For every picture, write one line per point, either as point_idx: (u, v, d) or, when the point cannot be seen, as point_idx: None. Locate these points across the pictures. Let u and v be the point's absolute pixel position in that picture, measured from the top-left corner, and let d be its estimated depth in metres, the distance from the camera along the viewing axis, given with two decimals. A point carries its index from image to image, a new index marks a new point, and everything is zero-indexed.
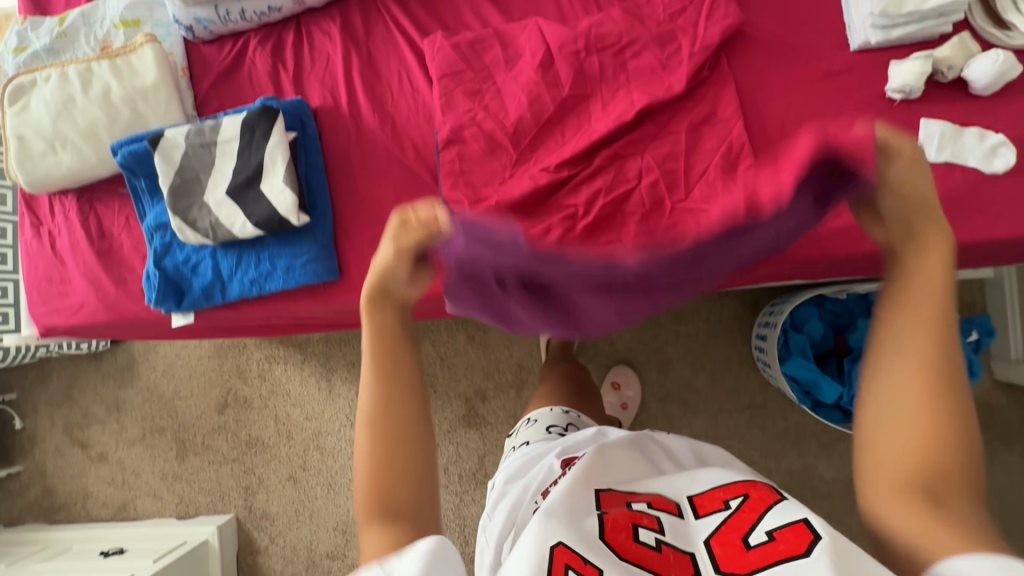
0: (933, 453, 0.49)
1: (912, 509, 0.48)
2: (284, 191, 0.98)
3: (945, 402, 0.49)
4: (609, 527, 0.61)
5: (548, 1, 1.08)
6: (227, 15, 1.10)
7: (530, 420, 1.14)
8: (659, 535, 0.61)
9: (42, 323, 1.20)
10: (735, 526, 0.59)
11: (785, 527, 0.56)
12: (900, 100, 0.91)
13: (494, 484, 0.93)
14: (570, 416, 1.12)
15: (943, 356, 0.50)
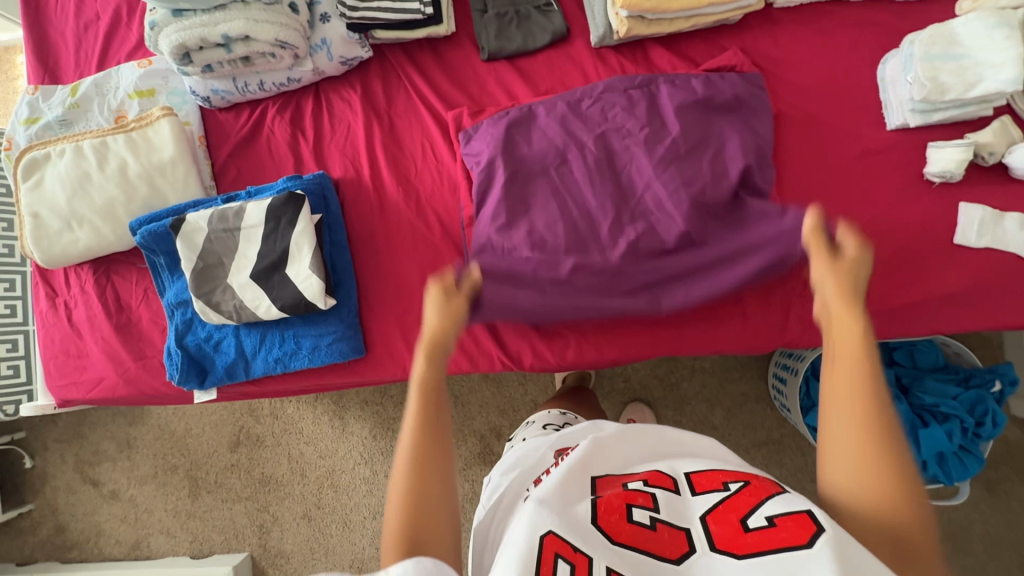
0: (897, 519, 0.50)
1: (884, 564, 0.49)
2: (311, 277, 0.96)
3: (891, 445, 0.52)
4: (602, 509, 0.61)
5: (574, 67, 1.05)
6: (245, 87, 1.08)
7: (526, 422, 1.11)
8: (653, 514, 0.60)
9: (60, 396, 1.19)
10: (732, 507, 0.58)
11: (787, 516, 0.54)
12: (940, 182, 0.90)
13: (488, 477, 0.87)
14: (566, 417, 1.12)
15: (880, 400, 0.54)
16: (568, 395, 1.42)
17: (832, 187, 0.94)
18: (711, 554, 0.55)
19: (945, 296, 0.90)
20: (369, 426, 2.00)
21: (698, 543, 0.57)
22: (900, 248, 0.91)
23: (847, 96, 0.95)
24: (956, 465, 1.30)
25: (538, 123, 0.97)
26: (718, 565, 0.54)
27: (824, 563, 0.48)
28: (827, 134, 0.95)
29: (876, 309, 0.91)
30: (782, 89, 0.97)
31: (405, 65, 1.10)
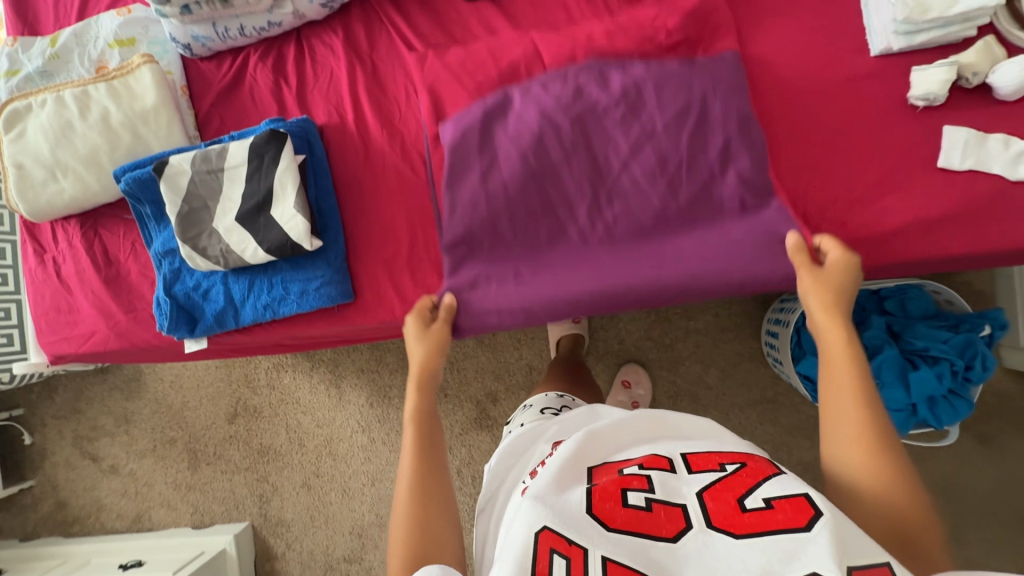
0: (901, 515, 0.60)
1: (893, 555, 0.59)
2: (295, 217, 0.95)
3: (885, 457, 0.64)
4: (597, 497, 0.63)
5: (556, 6, 1.03)
6: (225, 32, 1.07)
7: (524, 406, 1.14)
8: (649, 494, 0.63)
9: (53, 352, 1.19)
10: (730, 487, 0.62)
11: (784, 499, 0.58)
12: (924, 107, 0.90)
13: (489, 467, 0.89)
14: (564, 399, 1.12)
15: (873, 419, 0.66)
16: (566, 366, 1.45)
17: (817, 115, 0.93)
18: (708, 531, 0.58)
19: (929, 221, 0.90)
20: (365, 395, 2.01)
21: (695, 519, 0.59)
22: (883, 174, 0.91)
23: (834, 22, 0.94)
24: (945, 409, 1.31)
25: (514, 108, 0.97)
26: (716, 541, 0.57)
27: (822, 541, 0.53)
28: (813, 62, 0.94)
29: (860, 236, 0.91)
30: (767, 19, 0.96)
31: (387, 7, 1.08)
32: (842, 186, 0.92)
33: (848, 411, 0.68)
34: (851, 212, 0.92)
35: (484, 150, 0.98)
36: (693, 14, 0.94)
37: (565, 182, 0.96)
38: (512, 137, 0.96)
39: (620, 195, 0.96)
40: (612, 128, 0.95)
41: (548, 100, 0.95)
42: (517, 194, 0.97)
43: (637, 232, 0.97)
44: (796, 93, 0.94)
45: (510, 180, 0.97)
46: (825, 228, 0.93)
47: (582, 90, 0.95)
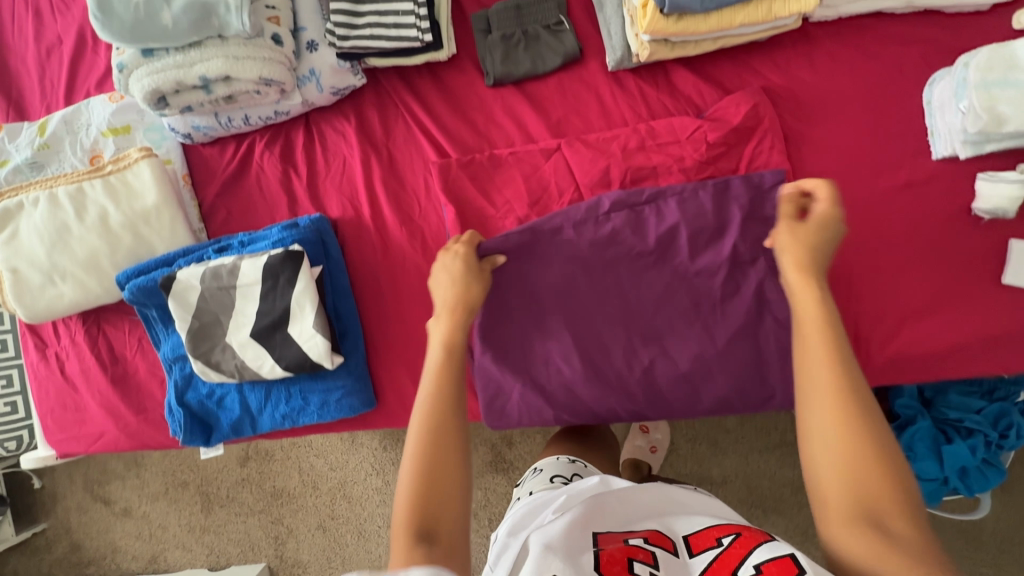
0: (869, 490, 0.56)
1: (861, 536, 0.54)
2: (315, 337, 0.89)
3: (859, 423, 0.59)
4: (604, 560, 0.66)
5: (587, 92, 0.95)
6: (229, 122, 0.99)
7: (535, 469, 1.01)
8: (653, 570, 0.65)
9: (62, 450, 1.15)
10: (725, 562, 0.64)
11: (772, 561, 0.60)
12: (988, 218, 0.83)
13: (495, 535, 0.78)
14: (576, 466, 1.00)
15: (848, 382, 0.61)
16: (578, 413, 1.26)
17: (874, 221, 0.87)
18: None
19: (990, 338, 0.84)
20: (377, 439, 1.96)
21: None
22: (943, 286, 0.85)
23: (891, 120, 0.87)
24: (978, 479, 1.24)
25: (541, 242, 0.90)
26: None
27: None
28: (868, 164, 0.87)
29: (917, 352, 0.86)
30: (818, 114, 0.89)
31: (402, 91, 1.00)
32: (898, 298, 0.87)
33: (820, 376, 0.62)
34: (906, 325, 0.86)
35: (512, 290, 0.92)
36: (741, 113, 0.87)
37: (594, 321, 0.92)
38: (541, 278, 0.91)
39: (660, 336, 0.91)
40: (646, 272, 0.90)
41: (578, 242, 0.90)
42: (551, 340, 0.93)
43: (676, 378, 0.91)
44: (850, 197, 0.88)
45: (536, 314, 0.92)
46: (879, 341, 0.87)
47: (613, 226, 0.89)
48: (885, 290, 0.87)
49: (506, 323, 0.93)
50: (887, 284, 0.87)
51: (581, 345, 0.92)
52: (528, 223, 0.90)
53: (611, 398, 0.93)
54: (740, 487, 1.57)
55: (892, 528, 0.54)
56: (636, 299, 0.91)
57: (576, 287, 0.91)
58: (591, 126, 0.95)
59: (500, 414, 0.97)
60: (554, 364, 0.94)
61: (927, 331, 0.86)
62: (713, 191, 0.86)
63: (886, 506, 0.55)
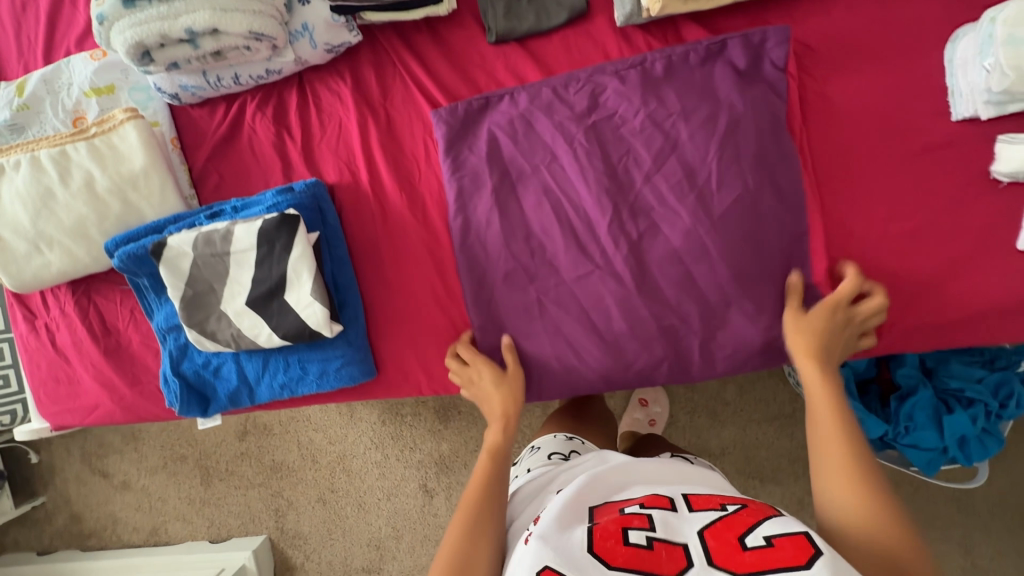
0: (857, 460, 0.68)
1: (852, 485, 0.65)
2: (314, 305, 0.87)
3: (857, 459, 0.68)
4: (597, 536, 0.61)
5: (595, 51, 0.92)
6: (218, 81, 0.94)
7: (533, 448, 1.00)
8: (650, 533, 0.61)
9: (56, 422, 1.13)
10: (731, 526, 0.60)
11: (785, 537, 0.57)
12: (1007, 181, 0.81)
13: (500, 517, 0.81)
14: (574, 444, 0.99)
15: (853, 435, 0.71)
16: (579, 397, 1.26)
17: (890, 187, 0.85)
18: (709, 569, 0.56)
19: (1002, 307, 0.83)
20: (376, 413, 1.93)
21: (696, 556, 0.57)
22: (958, 254, 0.83)
23: (910, 80, 0.84)
24: (977, 448, 1.24)
25: (518, 111, 0.91)
26: None
27: None
28: (885, 126, 0.85)
29: (928, 319, 0.85)
30: (832, 72, 0.86)
31: (400, 48, 0.96)
32: (911, 264, 0.85)
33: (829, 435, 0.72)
34: (917, 293, 0.85)
35: (492, 164, 0.92)
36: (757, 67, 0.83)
37: (580, 195, 0.89)
38: (516, 143, 0.91)
39: (644, 211, 0.88)
40: (630, 136, 0.88)
41: (557, 111, 0.90)
42: (534, 220, 0.91)
43: (668, 259, 0.88)
44: (864, 161, 0.85)
45: (517, 186, 0.92)
46: (889, 309, 0.86)
47: (592, 92, 0.89)
48: (898, 256, 0.85)
49: (488, 200, 0.92)
50: (900, 250, 0.85)
51: (568, 222, 0.90)
52: (505, 90, 0.92)
53: (609, 292, 0.89)
54: (737, 458, 1.56)
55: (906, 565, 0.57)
56: (627, 167, 0.88)
57: (561, 160, 0.90)
58: None
59: (492, 303, 0.94)
60: (541, 251, 0.91)
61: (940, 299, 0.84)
62: (705, 50, 0.87)
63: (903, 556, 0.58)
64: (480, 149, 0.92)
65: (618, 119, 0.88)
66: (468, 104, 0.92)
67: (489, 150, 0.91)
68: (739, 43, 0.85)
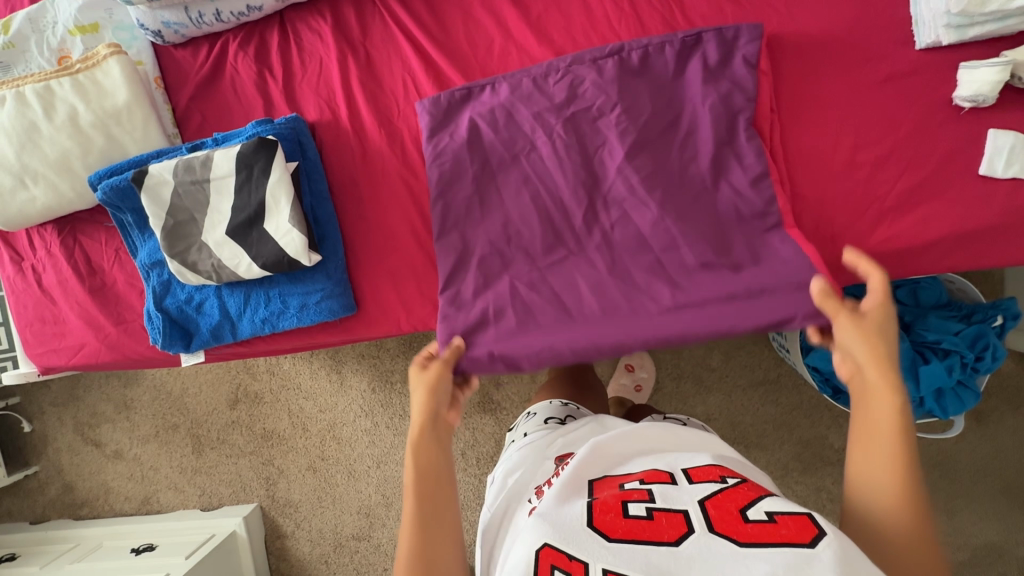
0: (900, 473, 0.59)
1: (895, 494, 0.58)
2: (291, 232, 0.89)
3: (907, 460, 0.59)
4: (597, 510, 0.61)
5: None
6: (199, 17, 0.96)
7: (529, 413, 0.98)
8: (650, 505, 0.60)
9: (42, 363, 1.15)
10: (731, 497, 0.59)
11: (787, 514, 0.55)
12: (969, 108, 0.83)
13: (494, 476, 0.83)
14: (570, 408, 0.98)
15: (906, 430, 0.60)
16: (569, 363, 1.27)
17: (856, 116, 0.87)
18: (711, 535, 0.55)
19: (965, 233, 0.85)
20: (366, 380, 1.94)
21: (697, 523, 0.56)
22: (922, 181, 0.85)
23: (876, 10, 0.86)
24: (953, 400, 1.24)
25: (499, 103, 0.92)
26: (719, 546, 0.53)
27: (827, 560, 0.49)
28: (851, 56, 0.86)
29: (892, 246, 0.86)
30: (799, 4, 0.88)
31: None
32: (876, 193, 0.87)
33: (883, 428, 0.60)
34: (885, 221, 0.87)
35: (471, 150, 0.93)
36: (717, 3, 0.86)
37: (557, 183, 0.91)
38: (496, 133, 0.92)
39: (616, 202, 0.90)
40: (607, 128, 0.89)
41: (536, 98, 0.91)
42: (510, 156, 0.93)
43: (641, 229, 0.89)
44: (832, 90, 0.87)
45: (497, 176, 0.93)
46: (857, 238, 0.87)
47: (573, 83, 0.90)
48: (863, 184, 0.87)
49: (467, 191, 0.93)
50: (866, 179, 0.87)
51: (545, 214, 0.92)
52: (487, 81, 0.93)
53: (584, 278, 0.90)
54: (724, 425, 1.56)
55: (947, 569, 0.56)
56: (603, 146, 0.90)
57: (540, 153, 0.92)
58: (572, 25, 0.93)
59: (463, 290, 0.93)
60: (516, 188, 0.92)
61: (905, 226, 0.86)
62: (681, 44, 0.88)
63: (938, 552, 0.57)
64: (462, 138, 0.93)
65: (596, 104, 0.90)
66: (450, 95, 0.93)
67: (469, 137, 0.92)
68: (714, 37, 0.87)
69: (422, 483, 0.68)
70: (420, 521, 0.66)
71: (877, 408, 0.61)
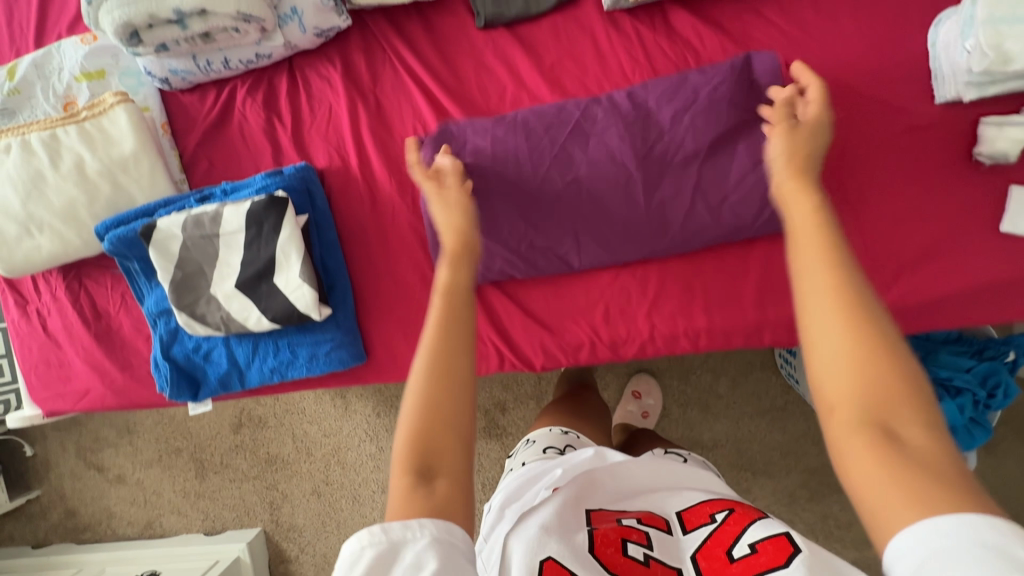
0: (877, 398, 0.43)
1: (873, 454, 0.41)
2: (302, 287, 0.88)
3: (881, 364, 0.44)
4: (597, 541, 0.61)
5: (584, 35, 0.92)
6: (207, 65, 0.95)
7: (527, 441, 0.96)
8: (647, 550, 0.61)
9: (48, 408, 1.13)
10: (719, 540, 0.60)
11: (768, 541, 0.57)
12: (990, 163, 0.82)
13: (489, 505, 0.77)
14: (569, 437, 0.95)
15: (870, 325, 0.45)
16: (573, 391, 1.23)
17: (875, 170, 0.85)
18: None
19: (985, 288, 0.84)
20: (370, 405, 1.91)
21: None
22: (942, 236, 0.84)
23: (896, 63, 0.84)
24: (964, 438, 1.20)
25: (502, 148, 0.89)
26: None
27: None
28: (870, 110, 0.85)
29: (911, 302, 0.85)
30: (819, 54, 0.86)
31: (389, 34, 0.96)
32: (895, 248, 0.85)
33: (831, 329, 0.46)
34: (905, 275, 0.85)
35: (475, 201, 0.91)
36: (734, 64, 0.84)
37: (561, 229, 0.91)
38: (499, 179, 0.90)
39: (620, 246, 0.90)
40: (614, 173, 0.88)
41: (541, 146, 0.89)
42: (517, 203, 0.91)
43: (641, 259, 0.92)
44: (851, 143, 0.86)
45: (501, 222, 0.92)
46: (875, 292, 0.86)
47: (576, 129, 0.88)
48: (884, 239, 0.85)
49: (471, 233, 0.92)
50: (886, 233, 0.85)
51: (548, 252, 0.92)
52: (491, 125, 0.90)
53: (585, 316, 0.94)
54: (729, 451, 1.51)
55: (905, 437, 0.42)
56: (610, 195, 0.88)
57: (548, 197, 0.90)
58: (586, 74, 0.92)
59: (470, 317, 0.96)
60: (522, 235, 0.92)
61: (925, 282, 0.85)
62: (693, 94, 0.85)
63: (896, 413, 0.43)
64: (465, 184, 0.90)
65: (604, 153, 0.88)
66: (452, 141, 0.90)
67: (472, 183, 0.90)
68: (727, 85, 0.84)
69: (447, 295, 0.59)
70: (444, 325, 0.56)
71: (805, 264, 0.49)
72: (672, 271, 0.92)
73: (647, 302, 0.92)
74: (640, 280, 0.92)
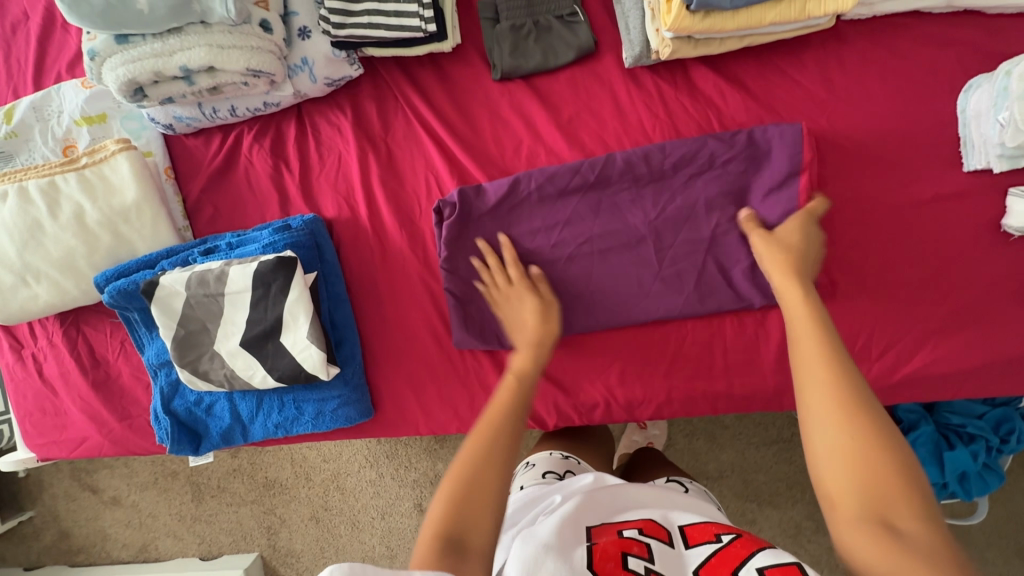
0: (875, 488, 0.50)
1: (867, 533, 0.48)
2: (309, 348, 0.85)
3: (879, 451, 0.51)
4: (595, 558, 0.54)
5: (603, 89, 0.90)
6: (213, 113, 0.93)
7: (525, 464, 0.90)
8: (648, 563, 0.54)
9: (43, 455, 1.10)
10: (725, 560, 0.53)
11: (778, 568, 0.49)
12: (1017, 234, 0.80)
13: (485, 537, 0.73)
14: (569, 463, 0.90)
15: (858, 399, 0.54)
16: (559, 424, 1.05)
17: (902, 237, 0.83)
18: None
19: (1010, 358, 0.82)
20: None
21: None
22: (970, 306, 0.82)
23: (924, 129, 0.83)
24: (979, 486, 1.07)
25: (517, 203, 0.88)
26: None
27: None
28: (896, 175, 0.83)
29: (936, 370, 0.83)
30: (845, 117, 0.84)
31: (402, 82, 0.94)
32: (921, 316, 0.83)
33: (828, 409, 0.54)
34: (929, 344, 0.83)
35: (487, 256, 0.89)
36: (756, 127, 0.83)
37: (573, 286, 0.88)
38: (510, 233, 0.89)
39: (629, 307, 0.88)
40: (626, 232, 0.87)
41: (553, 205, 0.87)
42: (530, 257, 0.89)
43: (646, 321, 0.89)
44: (877, 208, 0.84)
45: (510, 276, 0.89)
46: (900, 360, 0.84)
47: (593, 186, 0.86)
48: (910, 307, 0.83)
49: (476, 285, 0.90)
50: (911, 301, 0.83)
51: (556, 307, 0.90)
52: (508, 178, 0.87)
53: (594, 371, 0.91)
54: (736, 483, 1.32)
55: (903, 530, 0.47)
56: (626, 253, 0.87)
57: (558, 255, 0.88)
58: (605, 129, 0.89)
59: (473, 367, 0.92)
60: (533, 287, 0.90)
61: (952, 351, 0.83)
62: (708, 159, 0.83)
63: (893, 506, 0.49)
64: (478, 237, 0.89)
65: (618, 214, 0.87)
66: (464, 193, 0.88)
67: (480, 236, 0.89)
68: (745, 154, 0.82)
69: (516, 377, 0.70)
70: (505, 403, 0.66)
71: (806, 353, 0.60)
72: (691, 331, 0.89)
73: (664, 364, 0.90)
74: (657, 340, 0.89)
